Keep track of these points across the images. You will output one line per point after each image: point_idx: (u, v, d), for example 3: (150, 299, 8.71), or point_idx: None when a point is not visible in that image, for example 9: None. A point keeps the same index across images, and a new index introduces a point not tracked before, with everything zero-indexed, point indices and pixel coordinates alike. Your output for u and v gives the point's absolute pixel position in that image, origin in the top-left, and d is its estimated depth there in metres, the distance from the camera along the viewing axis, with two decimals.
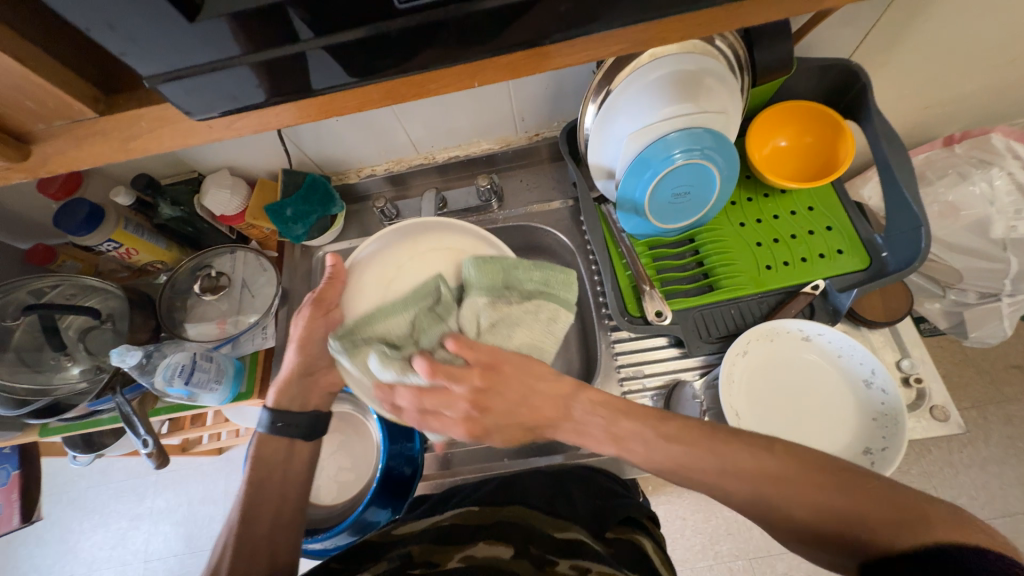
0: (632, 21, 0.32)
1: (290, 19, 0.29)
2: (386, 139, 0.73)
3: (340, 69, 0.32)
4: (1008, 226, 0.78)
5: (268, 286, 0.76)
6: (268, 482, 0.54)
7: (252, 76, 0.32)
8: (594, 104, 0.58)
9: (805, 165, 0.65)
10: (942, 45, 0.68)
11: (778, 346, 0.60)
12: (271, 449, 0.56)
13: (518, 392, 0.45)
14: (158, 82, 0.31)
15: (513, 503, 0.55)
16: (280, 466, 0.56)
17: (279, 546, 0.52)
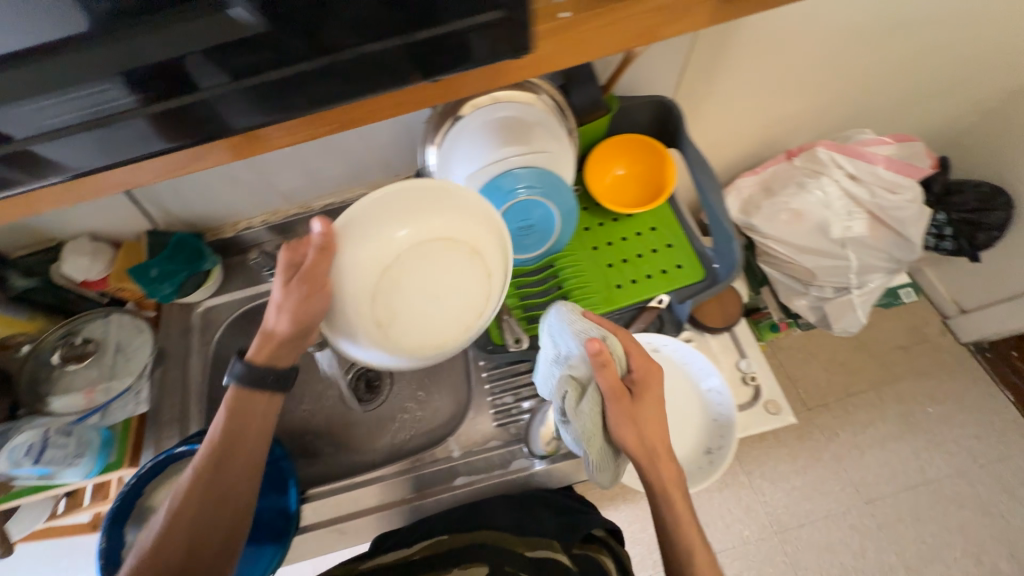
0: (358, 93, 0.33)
1: (153, 85, 0.32)
2: (255, 192, 0.74)
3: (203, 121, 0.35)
4: (844, 226, 0.88)
5: (144, 347, 0.73)
6: (232, 446, 0.51)
7: (138, 129, 0.34)
8: (433, 145, 0.62)
9: (644, 189, 0.71)
10: (750, 76, 0.77)
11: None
12: (249, 405, 0.52)
13: (662, 403, 0.52)
14: (36, 141, 0.33)
15: (481, 526, 0.59)
16: (252, 432, 0.52)
17: (215, 527, 0.50)
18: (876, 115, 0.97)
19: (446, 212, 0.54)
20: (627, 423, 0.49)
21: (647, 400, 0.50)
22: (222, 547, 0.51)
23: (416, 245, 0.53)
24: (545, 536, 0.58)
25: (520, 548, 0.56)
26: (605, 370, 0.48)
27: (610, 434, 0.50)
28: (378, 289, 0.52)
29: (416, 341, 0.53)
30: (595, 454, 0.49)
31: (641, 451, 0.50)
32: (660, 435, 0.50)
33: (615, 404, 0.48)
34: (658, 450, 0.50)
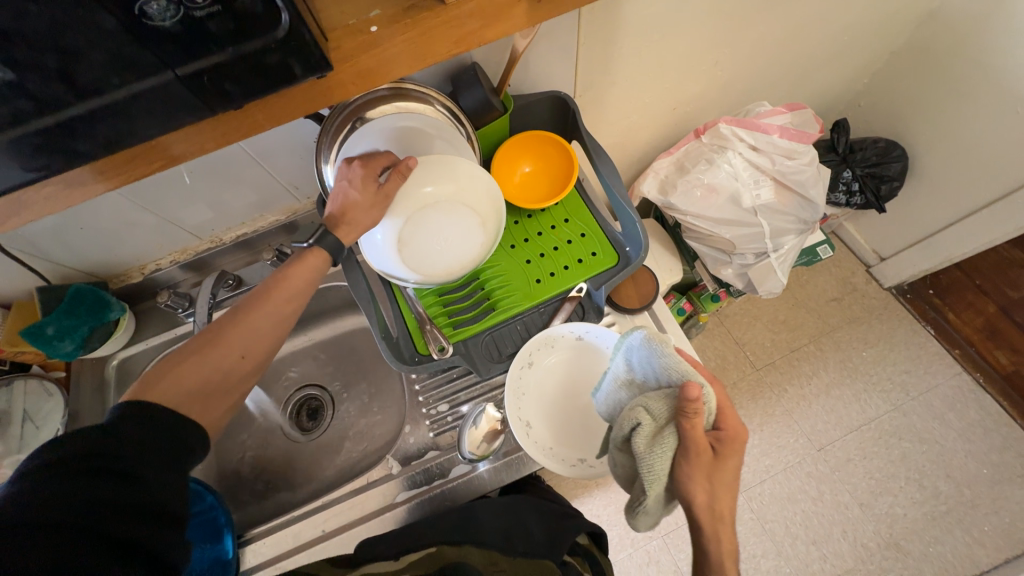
0: (182, 116, 0.32)
1: None
2: (156, 232, 0.71)
3: (26, 159, 0.31)
4: (753, 195, 0.93)
5: (55, 413, 0.69)
6: (287, 289, 0.54)
7: None
8: (328, 164, 0.61)
9: (551, 182, 0.72)
10: (644, 63, 0.80)
11: (561, 347, 0.68)
12: (314, 264, 0.55)
13: (733, 470, 0.54)
14: None
15: (471, 542, 0.57)
16: (307, 288, 0.55)
17: (239, 368, 0.50)
18: (771, 88, 1.03)
19: (475, 185, 0.57)
20: (701, 474, 0.51)
21: (721, 458, 0.53)
22: (237, 386, 0.50)
23: (439, 204, 0.55)
24: (536, 557, 0.58)
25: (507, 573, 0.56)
26: (693, 417, 0.49)
27: (675, 481, 0.52)
28: (412, 218, 0.55)
29: (424, 266, 0.58)
30: (652, 497, 0.51)
31: (704, 510, 0.52)
32: (726, 501, 0.53)
33: (695, 450, 0.50)
34: (718, 517, 0.53)
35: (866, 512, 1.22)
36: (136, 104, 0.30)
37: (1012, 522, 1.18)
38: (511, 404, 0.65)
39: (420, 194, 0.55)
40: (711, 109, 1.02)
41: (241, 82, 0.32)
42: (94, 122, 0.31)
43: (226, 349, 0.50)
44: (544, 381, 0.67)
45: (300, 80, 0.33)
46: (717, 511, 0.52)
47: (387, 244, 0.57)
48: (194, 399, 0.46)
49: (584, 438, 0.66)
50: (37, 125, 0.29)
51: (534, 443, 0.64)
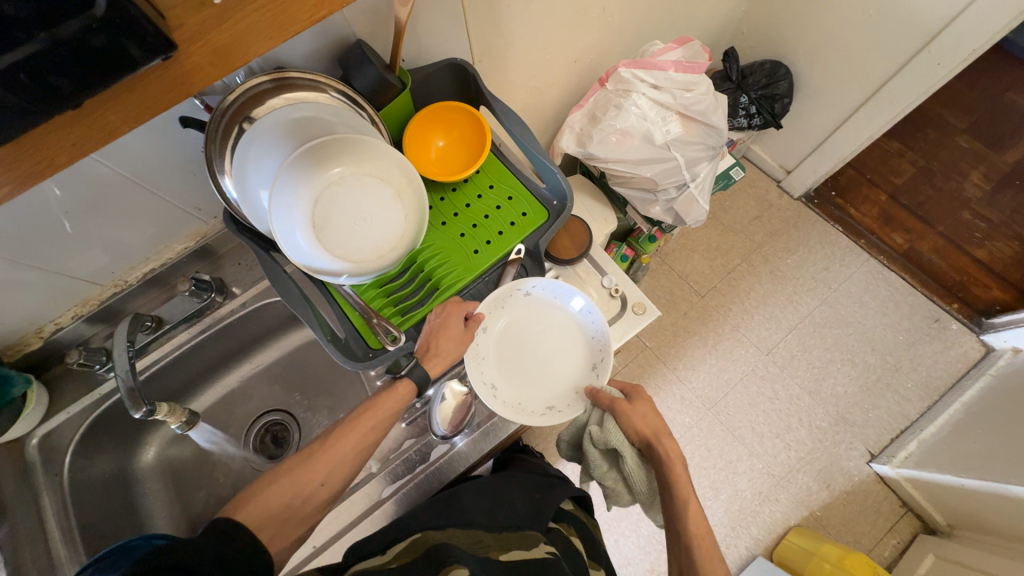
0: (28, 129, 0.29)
1: None
2: (45, 288, 0.63)
3: None
4: (664, 131, 0.97)
5: None
6: (381, 421, 0.60)
7: None
8: (229, 176, 0.57)
9: (468, 152, 0.71)
10: (536, 19, 0.80)
11: (510, 305, 0.72)
12: (397, 396, 0.62)
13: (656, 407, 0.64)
14: None
15: (455, 525, 0.60)
16: (387, 422, 0.60)
17: (312, 497, 0.54)
18: (660, 27, 1.07)
19: (377, 157, 0.58)
20: (638, 427, 0.62)
21: (643, 404, 0.64)
22: (305, 513, 0.54)
23: (346, 179, 0.55)
24: (522, 529, 0.64)
25: (494, 547, 0.59)
26: (598, 393, 0.64)
27: (632, 438, 0.62)
28: (322, 198, 0.55)
29: (349, 247, 0.57)
30: (628, 459, 0.61)
31: (653, 439, 0.61)
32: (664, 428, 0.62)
33: (620, 410, 0.63)
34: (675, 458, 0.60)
35: (815, 398, 1.37)
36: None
37: (927, 374, 1.37)
38: (472, 369, 0.68)
39: (326, 173, 0.54)
40: (611, 57, 1.05)
41: (75, 74, 0.28)
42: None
43: (311, 476, 0.55)
44: (501, 342, 0.71)
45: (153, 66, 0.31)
46: (668, 445, 0.61)
47: (307, 236, 0.56)
48: (273, 519, 0.51)
49: (549, 387, 0.70)
50: None
51: (503, 401, 0.67)
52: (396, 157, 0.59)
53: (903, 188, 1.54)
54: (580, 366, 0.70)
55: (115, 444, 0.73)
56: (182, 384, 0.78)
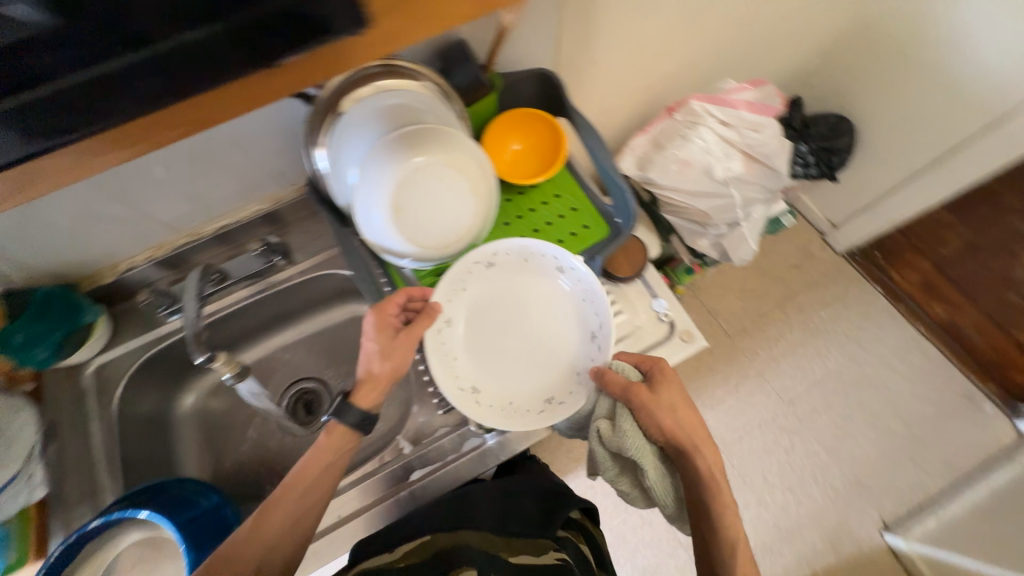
0: None
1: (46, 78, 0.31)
2: (130, 227, 0.67)
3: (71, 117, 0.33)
4: (725, 167, 0.98)
5: (28, 427, 0.63)
6: (321, 480, 0.61)
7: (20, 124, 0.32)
8: (322, 150, 0.60)
9: (541, 159, 0.73)
10: (621, 42, 0.82)
11: (481, 288, 0.70)
12: (336, 448, 0.62)
13: (684, 399, 0.63)
14: None
15: (466, 527, 0.61)
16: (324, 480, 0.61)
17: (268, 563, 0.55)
18: (735, 65, 1.08)
19: (459, 150, 0.60)
20: (668, 426, 0.60)
21: (664, 389, 0.62)
22: None
23: (428, 168, 0.58)
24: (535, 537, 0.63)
25: (506, 549, 0.60)
26: (608, 376, 0.63)
27: (651, 431, 0.61)
28: (404, 183, 0.57)
29: (422, 233, 0.61)
30: (644, 461, 0.60)
31: (676, 429, 0.60)
32: (686, 414, 0.62)
33: (641, 401, 0.61)
34: (713, 467, 0.60)
35: (832, 456, 1.34)
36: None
37: (953, 452, 1.33)
38: (447, 384, 0.67)
39: (411, 160, 0.57)
40: (681, 87, 1.06)
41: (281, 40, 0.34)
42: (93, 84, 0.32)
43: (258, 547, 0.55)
44: (483, 340, 0.70)
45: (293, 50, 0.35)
46: (703, 452, 0.61)
47: (384, 216, 0.58)
48: None
49: (541, 369, 0.70)
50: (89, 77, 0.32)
51: (491, 404, 0.68)
52: (475, 153, 0.61)
53: (951, 260, 1.51)
54: (575, 336, 0.70)
55: (158, 388, 0.76)
56: (230, 338, 0.81)
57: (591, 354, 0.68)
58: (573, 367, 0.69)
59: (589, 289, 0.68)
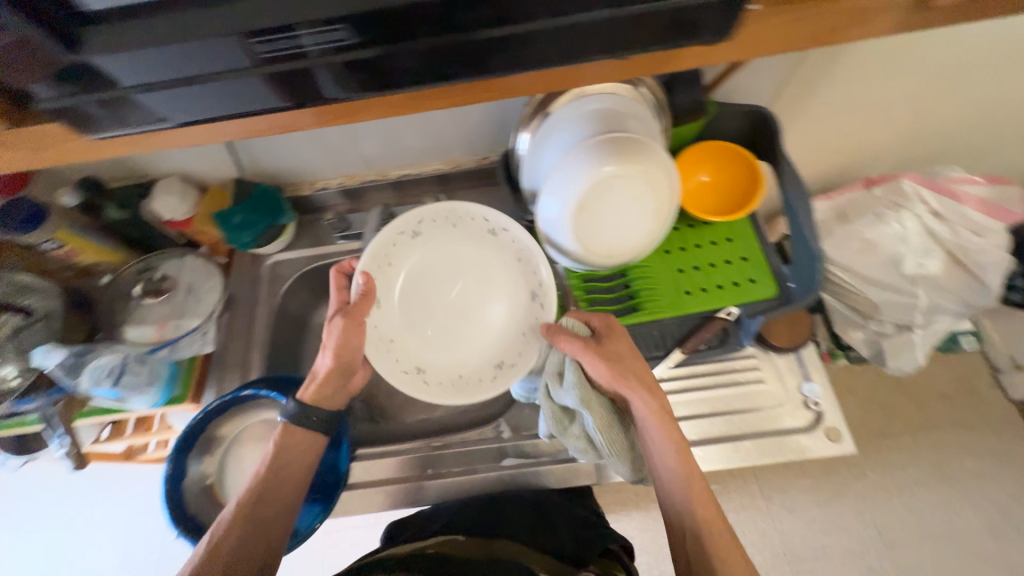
0: None
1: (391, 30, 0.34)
2: (339, 154, 0.76)
3: (394, 70, 0.37)
4: (918, 263, 0.85)
5: (213, 292, 0.75)
6: (280, 480, 0.57)
7: (356, 71, 0.36)
8: (529, 133, 0.64)
9: (726, 197, 0.69)
10: (851, 99, 0.74)
11: (409, 258, 0.67)
12: (291, 446, 0.59)
13: (632, 348, 0.58)
14: (139, 90, 0.35)
15: (500, 537, 0.63)
16: (288, 472, 0.58)
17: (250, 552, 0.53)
18: (969, 154, 0.93)
19: (656, 165, 0.58)
20: (613, 381, 0.54)
21: (609, 341, 0.57)
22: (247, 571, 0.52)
23: (622, 176, 0.57)
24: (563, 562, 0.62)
25: (536, 565, 0.59)
26: (560, 340, 0.56)
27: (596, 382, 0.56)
28: (596, 185, 0.58)
29: (591, 236, 0.61)
30: (590, 414, 0.55)
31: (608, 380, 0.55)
32: (640, 371, 0.56)
33: (582, 353, 0.55)
34: (662, 414, 0.56)
35: None
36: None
37: None
38: (385, 365, 0.63)
39: (608, 165, 0.57)
40: (904, 162, 0.92)
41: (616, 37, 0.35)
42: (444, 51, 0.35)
43: (237, 533, 0.54)
44: (412, 307, 0.67)
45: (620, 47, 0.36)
46: (653, 398, 0.56)
47: (564, 210, 0.60)
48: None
49: (485, 332, 0.67)
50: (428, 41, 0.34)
51: (441, 376, 0.65)
52: (672, 173, 0.59)
53: None
54: (517, 301, 0.67)
55: (309, 296, 0.86)
56: None
57: (535, 315, 0.65)
58: (523, 332, 0.65)
59: (522, 246, 0.66)
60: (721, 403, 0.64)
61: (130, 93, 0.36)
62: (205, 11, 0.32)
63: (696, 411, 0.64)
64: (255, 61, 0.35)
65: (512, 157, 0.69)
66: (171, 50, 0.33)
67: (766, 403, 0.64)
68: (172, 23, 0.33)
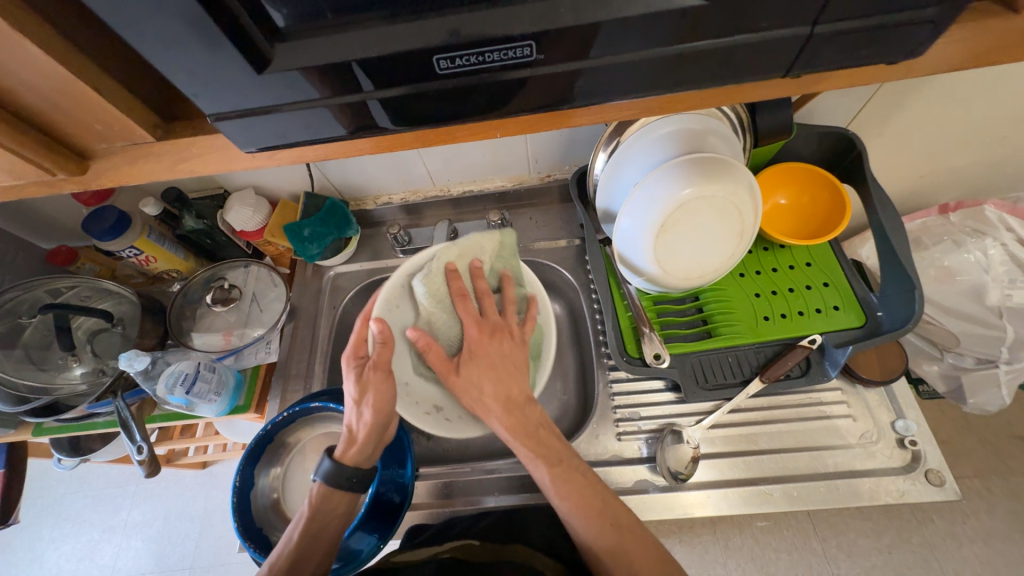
0: (657, 89, 0.32)
1: (555, 52, 0.29)
2: (406, 171, 0.77)
3: (540, 98, 0.32)
4: (1003, 294, 0.80)
5: (277, 302, 0.75)
6: (315, 547, 0.53)
7: (495, 95, 0.32)
8: (604, 153, 0.63)
9: (803, 223, 0.69)
10: (937, 125, 0.71)
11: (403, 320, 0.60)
12: (328, 508, 0.55)
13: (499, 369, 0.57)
14: (222, 117, 0.31)
15: (518, 542, 0.55)
16: (325, 537, 0.54)
17: None
18: None
19: (740, 185, 0.56)
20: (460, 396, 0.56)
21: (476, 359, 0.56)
22: None
23: (709, 196, 0.56)
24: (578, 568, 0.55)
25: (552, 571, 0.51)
26: (427, 348, 0.56)
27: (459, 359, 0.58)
28: (682, 206, 0.56)
29: (669, 258, 0.60)
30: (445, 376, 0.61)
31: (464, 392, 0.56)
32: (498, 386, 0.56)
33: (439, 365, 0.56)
34: (531, 424, 0.54)
35: None
36: (639, 70, 0.31)
37: None
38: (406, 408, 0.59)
39: (695, 187, 0.55)
40: (984, 189, 0.87)
41: (766, 67, 0.31)
42: (606, 72, 0.31)
43: None
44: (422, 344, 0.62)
45: (816, 67, 0.32)
46: (518, 413, 0.54)
47: (647, 232, 0.58)
48: None
49: None
50: (578, 64, 0.30)
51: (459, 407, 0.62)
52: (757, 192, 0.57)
53: None
54: None
55: None
56: None
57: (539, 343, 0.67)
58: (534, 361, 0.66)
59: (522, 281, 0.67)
60: (806, 438, 0.60)
61: (212, 120, 0.32)
62: (334, 40, 0.28)
63: (779, 445, 0.60)
64: (359, 84, 0.30)
65: (587, 175, 0.69)
66: (295, 81, 0.30)
67: (856, 440, 0.60)
68: (307, 50, 0.28)
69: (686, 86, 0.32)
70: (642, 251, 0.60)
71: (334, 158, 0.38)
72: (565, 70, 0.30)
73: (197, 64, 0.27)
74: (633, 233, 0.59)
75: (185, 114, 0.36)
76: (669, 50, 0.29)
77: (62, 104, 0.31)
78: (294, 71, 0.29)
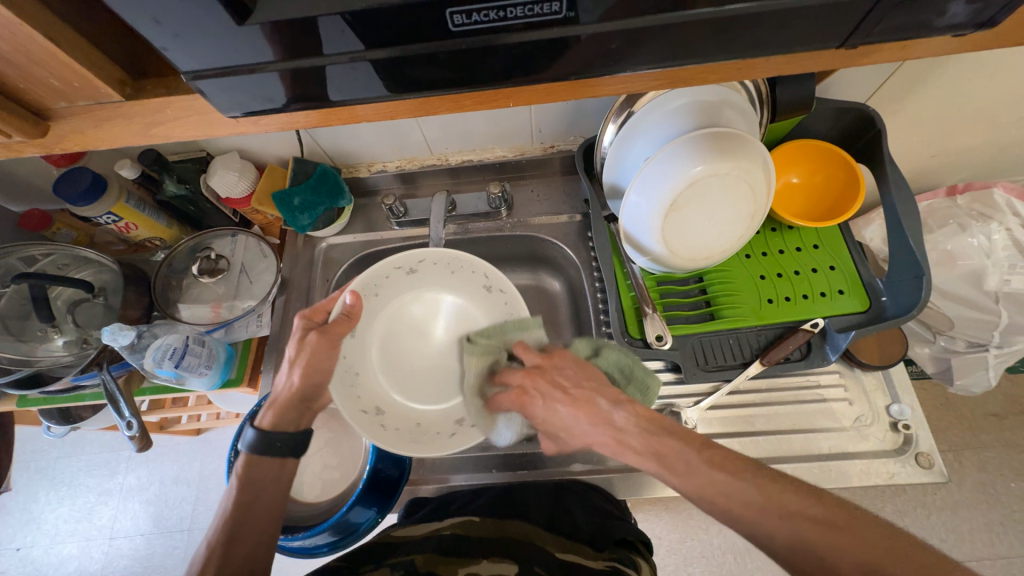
0: (687, 57, 0.30)
1: (578, 13, 0.26)
2: (401, 138, 0.72)
3: (559, 64, 0.29)
4: (1002, 279, 0.80)
5: (267, 273, 0.73)
6: (253, 516, 0.50)
7: (510, 60, 0.28)
8: (614, 124, 0.59)
9: (814, 204, 0.67)
10: (960, 104, 0.68)
11: (379, 315, 0.65)
12: (259, 475, 0.51)
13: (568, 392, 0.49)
14: (202, 76, 0.28)
15: (515, 517, 0.56)
16: (259, 507, 0.50)
17: None
18: None
19: (753, 164, 0.53)
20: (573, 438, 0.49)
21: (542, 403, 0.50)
22: None
23: (722, 175, 0.53)
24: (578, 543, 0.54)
25: (550, 546, 0.52)
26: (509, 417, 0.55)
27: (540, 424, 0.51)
28: (693, 187, 0.54)
29: (677, 240, 0.58)
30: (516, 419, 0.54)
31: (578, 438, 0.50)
32: (584, 415, 0.48)
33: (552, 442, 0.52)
34: (637, 425, 0.47)
35: None
36: (677, 35, 0.28)
37: None
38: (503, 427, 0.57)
39: (708, 167, 0.52)
40: (993, 171, 0.86)
41: (815, 35, 0.28)
42: (636, 38, 0.28)
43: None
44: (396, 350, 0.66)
45: (867, 37, 0.29)
46: (613, 423, 0.47)
47: (657, 213, 0.56)
48: None
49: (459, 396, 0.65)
50: (605, 26, 0.27)
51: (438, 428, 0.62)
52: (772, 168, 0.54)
53: None
54: None
55: None
56: None
57: None
58: None
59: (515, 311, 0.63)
60: (801, 420, 0.61)
61: (188, 80, 0.29)
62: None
63: (774, 426, 0.61)
64: (359, 40, 0.27)
65: (595, 148, 0.65)
66: (287, 34, 0.26)
67: (850, 422, 0.61)
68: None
69: (727, 54, 0.29)
70: (649, 235, 0.58)
71: (329, 124, 0.34)
72: (590, 33, 0.27)
73: (170, 13, 0.24)
74: (642, 214, 0.57)
75: (157, 71, 0.32)
76: (713, 13, 0.26)
77: (13, 58, 0.28)
78: (285, 25, 0.25)
